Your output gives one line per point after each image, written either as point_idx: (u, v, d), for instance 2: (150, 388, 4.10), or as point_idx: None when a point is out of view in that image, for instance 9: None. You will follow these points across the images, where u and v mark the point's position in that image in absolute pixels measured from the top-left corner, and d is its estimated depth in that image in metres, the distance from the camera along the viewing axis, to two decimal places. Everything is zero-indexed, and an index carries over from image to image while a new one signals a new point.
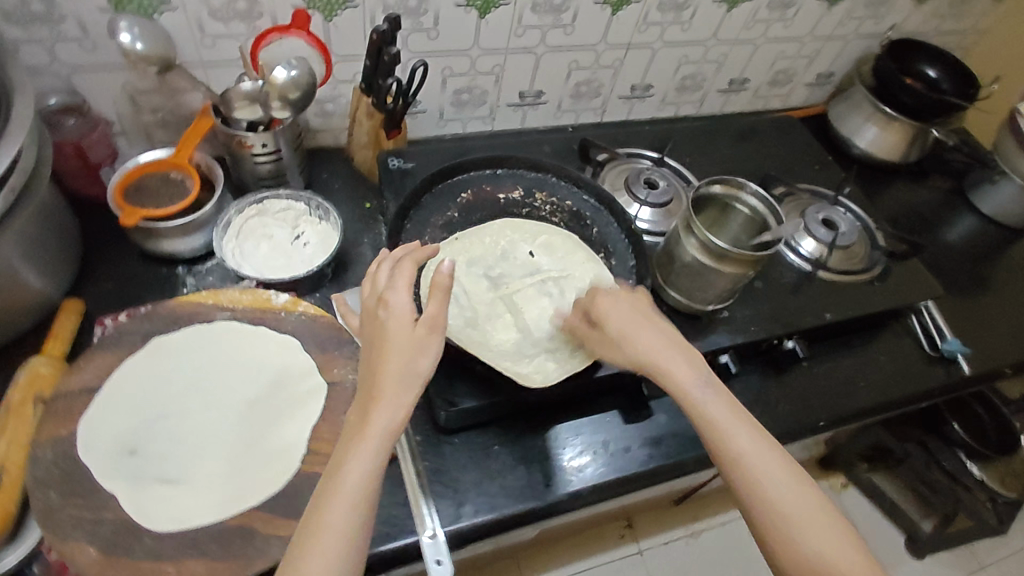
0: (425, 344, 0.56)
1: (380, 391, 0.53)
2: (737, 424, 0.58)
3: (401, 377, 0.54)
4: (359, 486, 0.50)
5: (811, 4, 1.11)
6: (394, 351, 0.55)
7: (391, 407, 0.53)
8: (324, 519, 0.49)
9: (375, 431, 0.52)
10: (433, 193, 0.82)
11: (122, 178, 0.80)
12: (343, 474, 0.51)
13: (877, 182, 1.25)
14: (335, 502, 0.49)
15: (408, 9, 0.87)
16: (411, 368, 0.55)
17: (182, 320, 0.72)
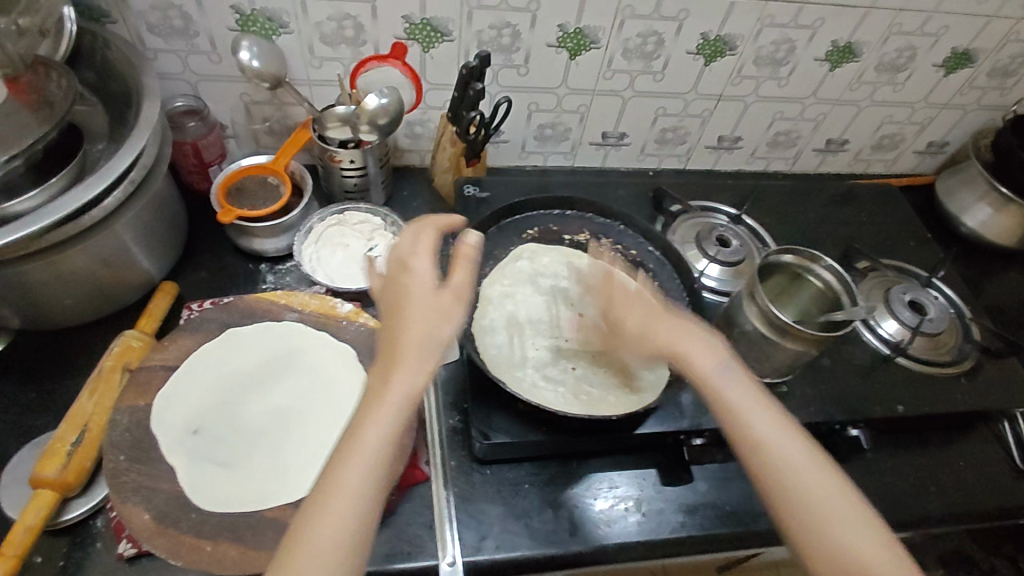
0: (448, 316, 0.57)
1: (400, 358, 0.55)
2: (755, 400, 0.58)
3: (422, 348, 0.55)
4: (379, 447, 0.52)
5: (926, 70, 1.05)
6: (416, 320, 0.56)
7: (410, 373, 0.54)
8: (342, 482, 0.51)
9: (393, 398, 0.54)
10: (499, 227, 0.88)
11: (226, 178, 0.88)
12: (362, 438, 0.52)
13: (982, 266, 1.15)
14: (354, 465, 0.51)
15: (501, 46, 0.90)
16: (433, 335, 0.56)
17: (255, 316, 0.78)
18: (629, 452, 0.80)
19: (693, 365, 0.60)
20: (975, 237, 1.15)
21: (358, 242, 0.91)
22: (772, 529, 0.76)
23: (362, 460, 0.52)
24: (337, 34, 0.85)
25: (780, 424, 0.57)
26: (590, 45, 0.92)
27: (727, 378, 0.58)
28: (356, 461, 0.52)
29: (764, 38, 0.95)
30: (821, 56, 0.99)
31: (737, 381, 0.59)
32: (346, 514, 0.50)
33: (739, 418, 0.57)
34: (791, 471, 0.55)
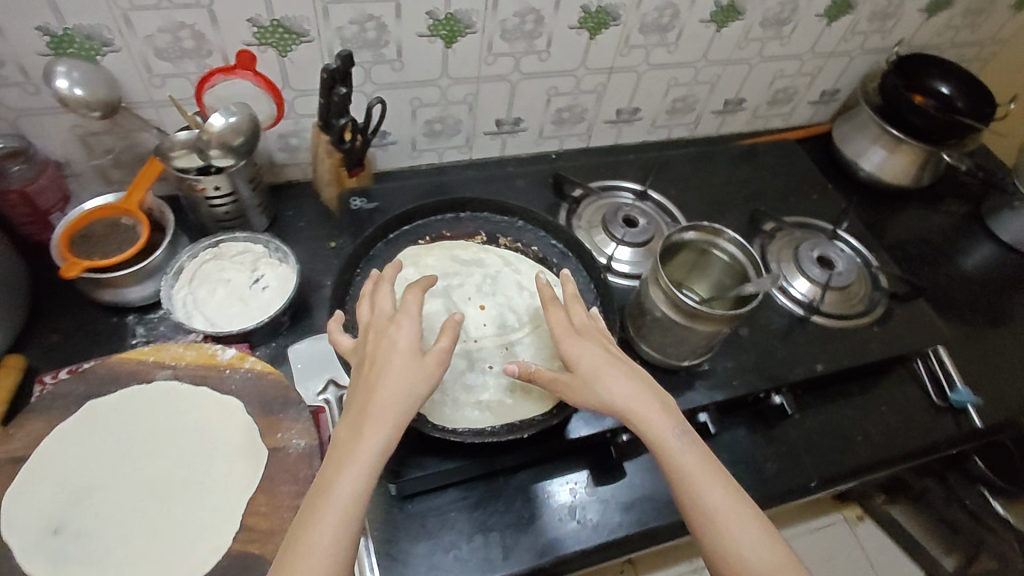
0: (424, 372, 0.54)
1: (373, 410, 0.51)
2: (713, 477, 0.54)
3: (397, 403, 0.52)
4: (351, 503, 0.49)
5: (810, 20, 1.03)
6: (394, 375, 0.53)
7: (385, 430, 0.51)
8: (313, 542, 0.47)
9: (368, 454, 0.50)
10: (388, 240, 0.74)
11: (67, 226, 0.76)
12: (334, 498, 0.49)
13: (883, 208, 1.18)
14: (321, 532, 0.47)
15: (367, 41, 0.82)
16: (409, 391, 0.53)
17: (120, 380, 0.69)
18: (558, 458, 0.77)
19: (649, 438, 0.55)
20: (872, 180, 1.16)
21: (241, 274, 0.83)
22: None
23: (331, 523, 0.48)
24: (175, 46, 0.74)
25: (738, 503, 0.53)
26: (464, 30, 0.85)
27: (687, 456, 0.54)
28: (325, 524, 0.48)
29: (646, 5, 0.90)
30: (706, 18, 0.96)
31: (696, 459, 0.54)
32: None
33: (695, 496, 0.53)
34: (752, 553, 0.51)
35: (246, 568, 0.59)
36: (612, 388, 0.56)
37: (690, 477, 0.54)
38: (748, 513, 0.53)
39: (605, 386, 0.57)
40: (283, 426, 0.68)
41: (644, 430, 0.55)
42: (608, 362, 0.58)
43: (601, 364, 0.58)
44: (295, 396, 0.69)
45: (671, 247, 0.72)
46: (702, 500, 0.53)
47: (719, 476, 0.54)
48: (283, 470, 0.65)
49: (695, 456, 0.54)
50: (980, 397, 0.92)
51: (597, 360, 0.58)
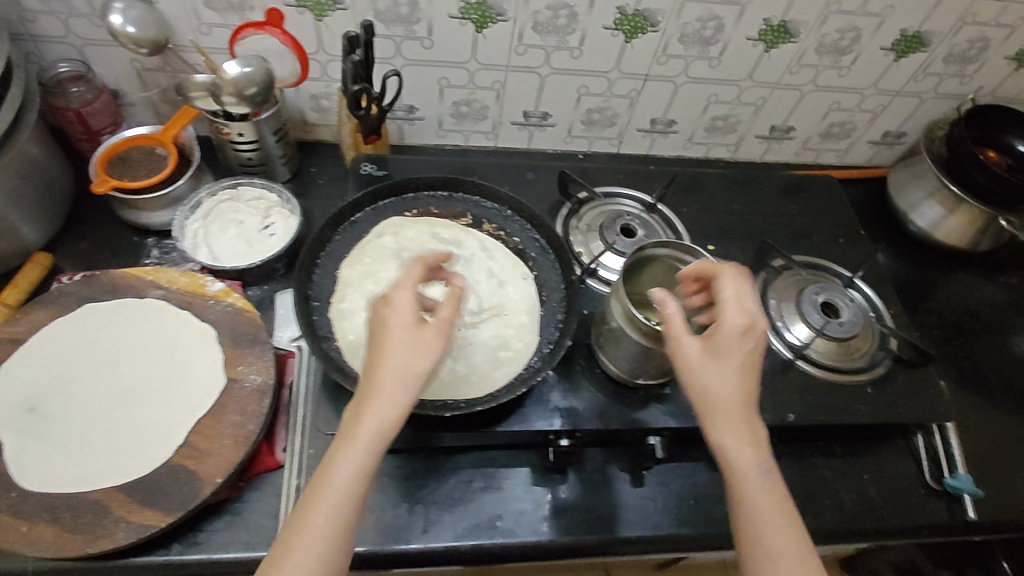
0: (425, 343, 0.54)
1: (376, 391, 0.52)
2: (779, 517, 0.52)
3: (391, 383, 0.52)
4: (348, 488, 0.50)
5: (873, 53, 0.96)
6: (397, 353, 0.53)
7: (381, 410, 0.51)
8: (310, 520, 0.49)
9: (366, 433, 0.51)
10: (376, 208, 0.77)
11: (107, 149, 0.85)
12: (333, 472, 0.50)
13: (929, 268, 1.09)
14: (323, 503, 0.49)
15: (399, 16, 0.85)
16: (410, 369, 0.53)
17: (117, 291, 0.76)
18: (503, 450, 0.77)
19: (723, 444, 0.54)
20: (925, 237, 1.08)
21: (253, 219, 0.88)
22: (642, 534, 0.73)
23: (332, 498, 0.49)
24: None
25: (797, 548, 0.52)
26: (495, 17, 0.86)
27: (758, 483, 0.53)
28: (324, 498, 0.49)
29: (687, 15, 0.88)
30: (753, 36, 0.92)
31: (766, 488, 0.53)
32: (305, 554, 0.48)
33: (759, 529, 0.52)
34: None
35: (177, 481, 0.64)
36: (718, 386, 0.55)
37: (753, 503, 0.53)
38: (805, 567, 0.51)
39: (709, 381, 0.56)
40: (245, 360, 0.72)
41: (728, 440, 0.54)
42: (721, 360, 0.56)
43: (720, 357, 0.56)
44: (263, 335, 0.74)
45: (638, 261, 0.71)
46: (756, 533, 0.52)
47: (789, 518, 0.53)
48: (233, 401, 0.69)
49: (768, 492, 0.53)
50: (982, 487, 0.84)
51: (718, 353, 0.56)
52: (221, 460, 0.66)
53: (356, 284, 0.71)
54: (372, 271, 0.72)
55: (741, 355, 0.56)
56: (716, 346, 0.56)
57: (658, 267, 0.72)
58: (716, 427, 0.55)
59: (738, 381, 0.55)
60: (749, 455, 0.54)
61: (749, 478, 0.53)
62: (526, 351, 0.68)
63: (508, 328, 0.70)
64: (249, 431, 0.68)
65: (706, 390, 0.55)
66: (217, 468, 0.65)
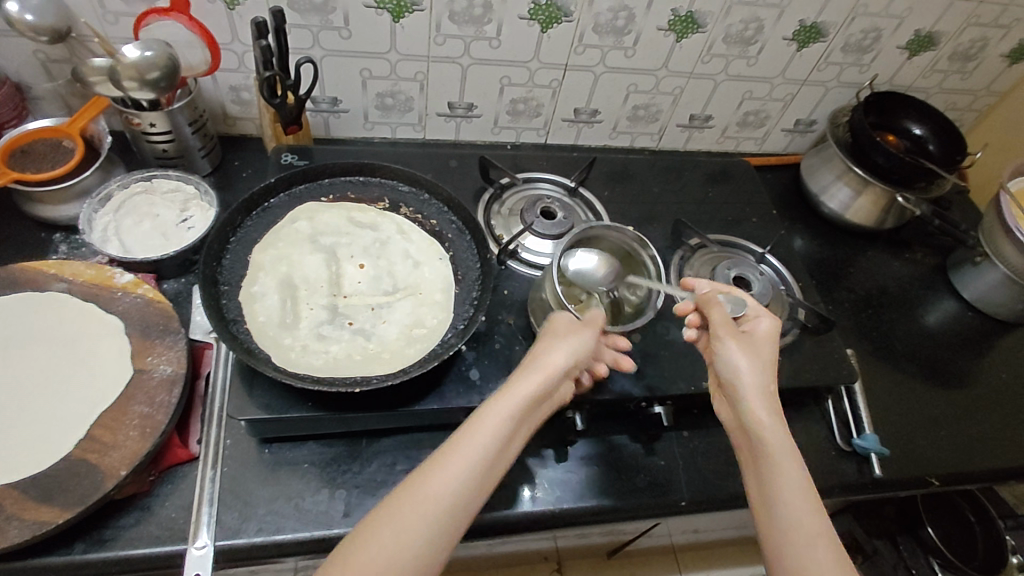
0: (581, 334, 0.65)
1: (532, 361, 0.63)
2: (800, 495, 0.58)
3: (554, 363, 0.62)
4: (493, 437, 0.56)
5: (777, 43, 1.02)
6: (561, 342, 0.64)
7: (533, 375, 0.61)
8: (456, 448, 0.56)
9: (520, 393, 0.59)
10: (290, 193, 0.76)
11: (9, 141, 0.82)
12: (483, 419, 0.58)
13: (842, 247, 1.14)
14: (469, 443, 0.56)
15: (313, 5, 0.85)
16: (559, 353, 0.63)
17: (17, 285, 0.73)
18: (427, 432, 0.77)
19: (752, 423, 0.62)
20: (836, 219, 1.14)
21: (170, 212, 0.87)
22: (567, 508, 0.74)
23: (477, 439, 0.56)
24: None
25: (818, 520, 0.57)
26: (411, 7, 0.87)
27: (785, 463, 0.59)
28: (467, 445, 0.56)
29: (598, 5, 0.91)
30: (663, 26, 0.96)
31: (795, 468, 0.59)
32: (447, 486, 0.54)
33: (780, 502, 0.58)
34: (799, 562, 0.55)
35: (78, 475, 0.62)
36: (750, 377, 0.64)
37: (777, 480, 0.59)
38: (828, 546, 0.55)
39: (738, 368, 0.65)
40: (155, 351, 0.70)
41: (761, 425, 0.62)
42: (753, 357, 0.66)
43: (759, 354, 0.66)
44: (174, 325, 0.73)
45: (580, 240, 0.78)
46: (785, 506, 0.57)
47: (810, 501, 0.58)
48: (141, 392, 0.67)
49: (795, 478, 0.58)
50: (887, 447, 0.89)
51: (755, 351, 0.66)
52: (126, 452, 0.64)
53: (266, 267, 0.69)
54: (285, 255, 0.71)
55: (768, 360, 0.67)
56: (753, 344, 0.67)
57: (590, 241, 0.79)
58: (748, 411, 0.63)
59: (769, 379, 0.65)
60: (780, 441, 0.60)
61: (779, 457, 0.60)
62: (440, 328, 0.68)
63: (422, 306, 0.71)
64: (157, 422, 0.66)
65: (737, 377, 0.65)
66: (122, 460, 0.63)
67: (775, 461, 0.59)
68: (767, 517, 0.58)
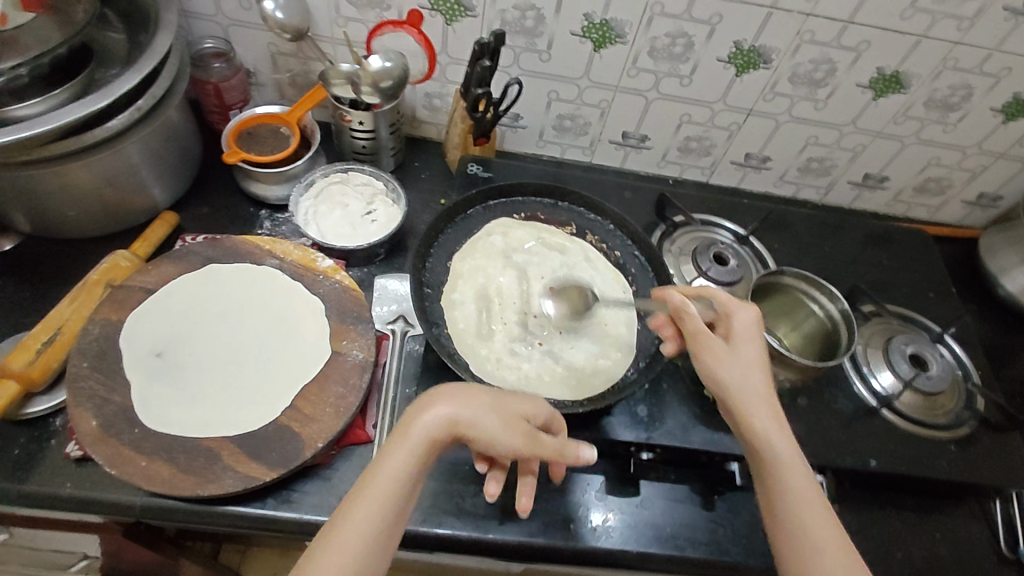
0: (505, 409, 0.59)
1: (430, 400, 0.58)
2: (806, 495, 0.57)
3: (467, 414, 0.57)
4: (391, 486, 0.53)
5: (982, 113, 0.96)
6: (467, 397, 0.58)
7: (433, 415, 0.56)
8: (356, 507, 0.52)
9: (414, 436, 0.55)
10: (486, 206, 0.81)
11: (239, 123, 0.91)
12: (380, 470, 0.54)
13: (1014, 334, 1.06)
14: (379, 483, 0.53)
15: (524, 28, 0.89)
16: (468, 401, 0.58)
17: (239, 255, 0.81)
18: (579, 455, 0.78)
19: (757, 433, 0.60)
20: (1013, 302, 1.06)
21: (358, 203, 0.91)
22: (710, 558, 0.73)
23: (376, 492, 0.53)
24: None
25: (833, 531, 0.56)
26: (615, 39, 0.89)
27: (791, 475, 0.58)
28: (372, 490, 0.53)
29: (802, 55, 0.90)
30: (864, 83, 0.93)
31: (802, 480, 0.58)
32: (366, 528, 0.51)
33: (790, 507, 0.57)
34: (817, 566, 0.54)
35: (282, 440, 0.68)
36: (750, 385, 0.61)
37: (789, 489, 0.57)
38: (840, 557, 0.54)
39: (738, 379, 0.62)
40: (350, 336, 0.76)
41: (778, 438, 0.59)
42: (741, 361, 0.62)
43: (750, 358, 0.63)
44: (367, 315, 0.78)
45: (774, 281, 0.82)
46: (792, 507, 0.56)
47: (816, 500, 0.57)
48: (337, 373, 0.73)
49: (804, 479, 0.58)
50: None
51: (741, 353, 0.63)
52: (323, 426, 0.69)
53: (466, 275, 0.74)
54: (483, 268, 0.75)
55: (759, 357, 0.63)
56: (738, 345, 0.63)
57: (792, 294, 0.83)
58: (750, 420, 0.60)
59: (763, 378, 0.62)
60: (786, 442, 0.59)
61: (789, 472, 0.58)
62: (622, 363, 0.72)
63: (607, 338, 0.74)
64: (349, 403, 0.71)
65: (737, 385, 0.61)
66: (318, 433, 0.69)
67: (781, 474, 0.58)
68: (777, 519, 0.57)
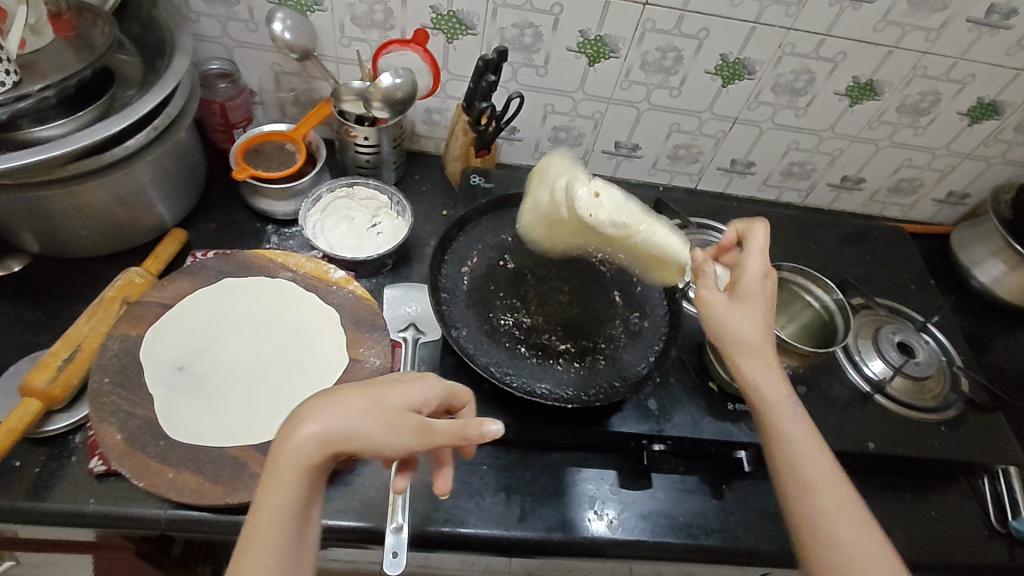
0: (379, 406, 0.49)
1: (297, 415, 0.48)
2: (816, 457, 0.57)
3: (338, 427, 0.47)
4: (278, 521, 0.46)
5: (950, 117, 1.03)
6: (333, 402, 0.48)
7: (302, 436, 0.46)
8: (247, 549, 0.45)
9: (286, 465, 0.46)
10: (495, 215, 0.85)
11: (245, 140, 0.93)
12: (261, 508, 0.46)
13: (987, 322, 1.12)
14: (265, 525, 0.46)
15: (522, 44, 0.93)
16: (336, 409, 0.48)
17: (253, 269, 0.83)
18: (593, 450, 0.81)
19: (772, 407, 0.59)
20: (985, 292, 1.12)
21: (363, 217, 0.93)
22: (723, 545, 0.76)
23: (264, 535, 0.45)
24: (368, 16, 0.89)
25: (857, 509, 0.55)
26: (608, 53, 0.94)
27: (807, 441, 0.57)
28: (259, 532, 0.45)
29: (783, 66, 0.96)
30: (841, 91, 0.99)
31: (815, 452, 0.57)
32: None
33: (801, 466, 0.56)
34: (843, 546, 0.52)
35: None
36: (754, 338, 0.60)
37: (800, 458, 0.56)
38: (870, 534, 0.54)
39: (751, 335, 0.60)
40: (366, 343, 0.78)
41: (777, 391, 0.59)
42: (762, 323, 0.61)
43: (753, 312, 0.61)
44: (381, 322, 0.80)
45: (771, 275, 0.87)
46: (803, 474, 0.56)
47: (817, 452, 0.57)
48: (357, 379, 0.75)
49: (811, 446, 0.57)
50: None
51: (753, 313, 0.61)
52: None
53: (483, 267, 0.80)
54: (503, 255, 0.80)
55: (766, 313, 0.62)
56: (751, 306, 0.61)
57: (788, 287, 0.88)
58: (754, 376, 0.59)
59: (769, 333, 0.61)
60: (786, 405, 0.59)
61: (799, 441, 0.57)
62: (633, 360, 0.75)
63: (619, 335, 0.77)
64: None
65: (744, 345, 0.60)
66: None
67: (797, 446, 0.57)
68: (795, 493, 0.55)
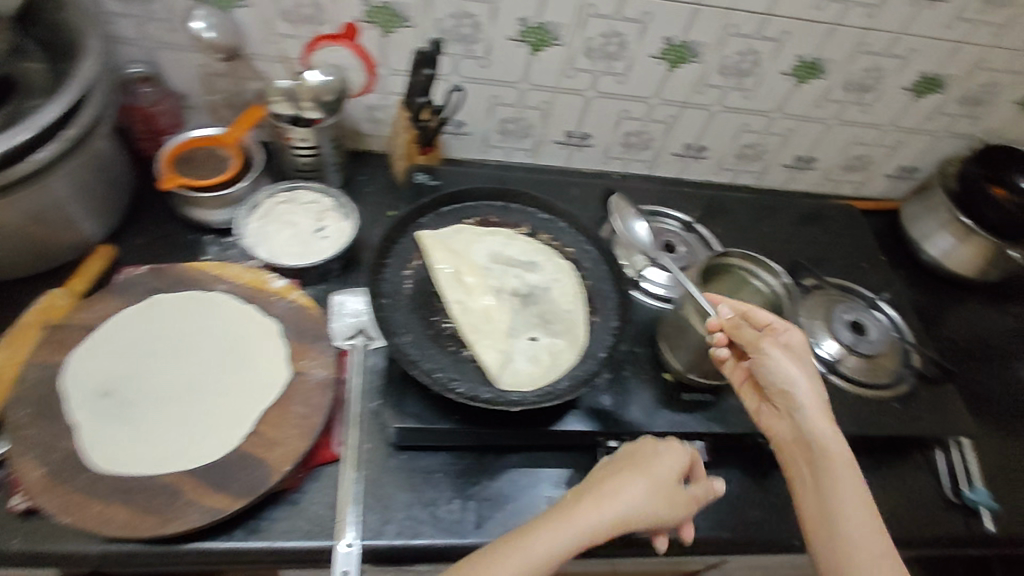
0: (653, 483, 0.64)
1: (606, 495, 0.63)
2: (845, 489, 0.62)
3: (637, 502, 0.63)
4: (554, 549, 0.58)
5: (895, 92, 1.04)
6: (633, 481, 0.64)
7: (601, 508, 0.61)
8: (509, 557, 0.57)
9: (583, 522, 0.60)
10: (438, 214, 0.83)
11: (174, 147, 0.89)
12: (531, 541, 0.58)
13: (939, 295, 1.14)
14: (532, 548, 0.58)
15: (461, 35, 0.90)
16: (632, 491, 0.63)
17: (186, 283, 0.79)
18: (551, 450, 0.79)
19: (821, 445, 0.65)
20: (936, 266, 1.13)
21: (307, 221, 0.89)
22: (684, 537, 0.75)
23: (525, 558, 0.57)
24: (296, 11, 0.85)
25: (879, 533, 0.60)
26: (551, 41, 0.91)
27: (846, 481, 0.63)
28: (521, 552, 0.57)
29: (729, 47, 0.94)
30: (787, 71, 0.98)
31: (853, 493, 0.62)
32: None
33: (832, 498, 0.62)
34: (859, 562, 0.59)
35: (247, 468, 0.66)
36: (811, 398, 0.66)
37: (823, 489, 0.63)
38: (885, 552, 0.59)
39: (805, 392, 0.66)
40: (309, 355, 0.75)
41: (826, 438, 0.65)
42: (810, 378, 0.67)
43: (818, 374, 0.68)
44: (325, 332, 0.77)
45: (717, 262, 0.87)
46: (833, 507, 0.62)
47: (849, 485, 0.62)
48: (300, 393, 0.72)
49: (848, 484, 0.62)
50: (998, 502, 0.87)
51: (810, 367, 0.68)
52: (289, 449, 0.68)
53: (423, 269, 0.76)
54: (454, 249, 0.78)
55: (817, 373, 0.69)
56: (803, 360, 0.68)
57: (734, 273, 0.87)
58: (811, 429, 0.65)
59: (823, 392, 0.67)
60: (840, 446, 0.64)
61: (840, 472, 0.63)
62: (582, 357, 0.73)
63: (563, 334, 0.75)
64: (315, 423, 0.70)
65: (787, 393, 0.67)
66: (286, 456, 0.67)
67: (841, 485, 0.62)
68: (827, 528, 0.61)
